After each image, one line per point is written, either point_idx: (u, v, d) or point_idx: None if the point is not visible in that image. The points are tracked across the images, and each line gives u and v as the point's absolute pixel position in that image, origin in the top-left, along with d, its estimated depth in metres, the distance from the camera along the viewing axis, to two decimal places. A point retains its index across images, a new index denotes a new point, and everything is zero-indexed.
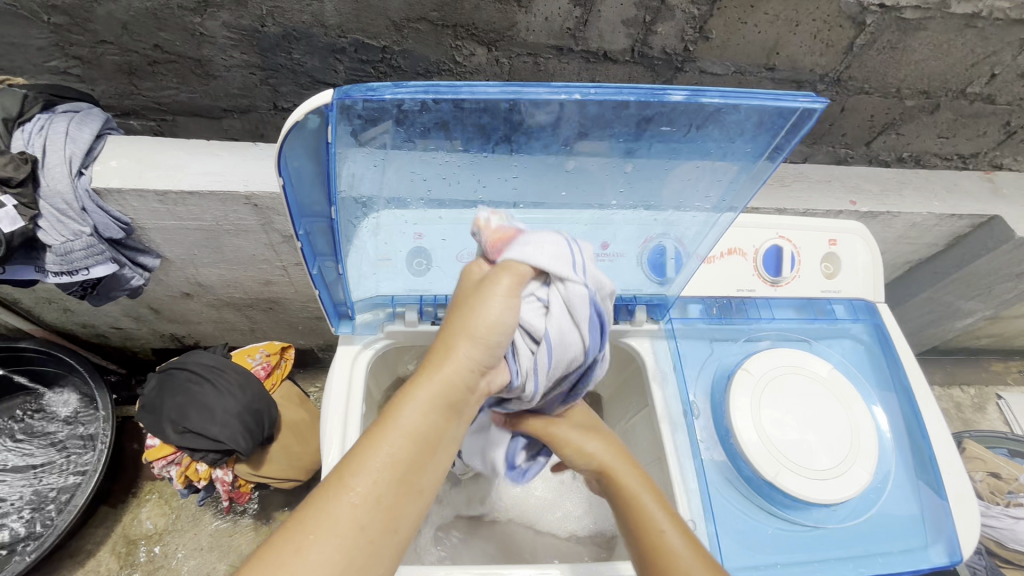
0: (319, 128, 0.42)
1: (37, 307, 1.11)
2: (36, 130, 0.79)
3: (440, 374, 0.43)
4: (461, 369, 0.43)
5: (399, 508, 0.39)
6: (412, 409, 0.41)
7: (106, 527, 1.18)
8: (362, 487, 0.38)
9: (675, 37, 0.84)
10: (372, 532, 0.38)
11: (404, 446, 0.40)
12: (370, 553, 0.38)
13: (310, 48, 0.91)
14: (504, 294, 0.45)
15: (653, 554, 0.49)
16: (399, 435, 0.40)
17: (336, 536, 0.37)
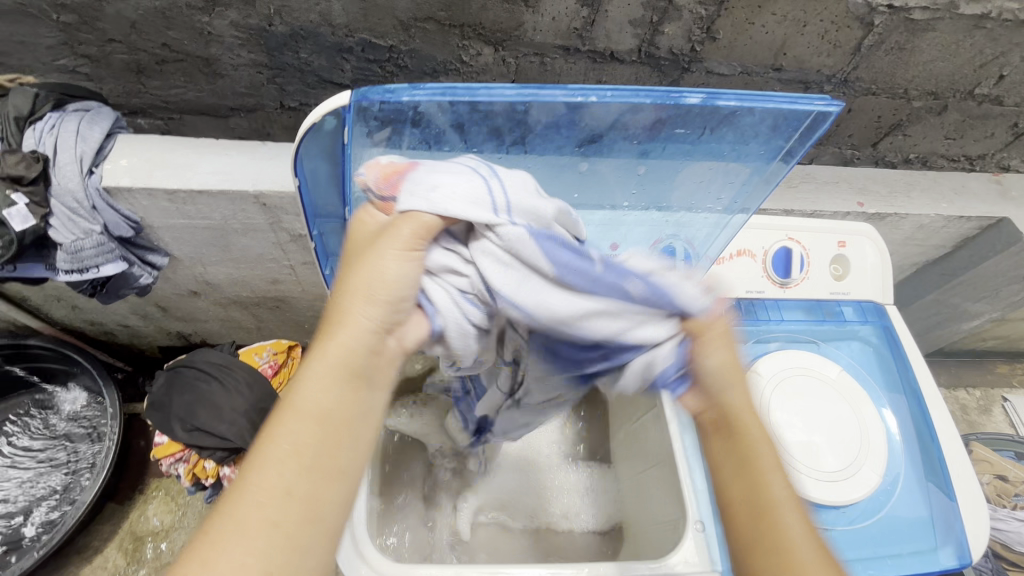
0: (336, 129, 0.43)
1: (45, 304, 1.11)
2: (47, 129, 0.80)
3: (332, 344, 0.39)
4: (352, 335, 0.39)
5: (314, 491, 0.36)
6: (309, 388, 0.38)
7: (113, 524, 1.19)
8: (269, 480, 0.36)
9: (683, 37, 0.84)
10: (289, 524, 0.35)
11: (308, 426, 0.37)
12: (293, 546, 0.35)
13: (317, 48, 0.91)
14: (401, 246, 0.39)
15: (761, 513, 0.42)
16: (300, 416, 0.37)
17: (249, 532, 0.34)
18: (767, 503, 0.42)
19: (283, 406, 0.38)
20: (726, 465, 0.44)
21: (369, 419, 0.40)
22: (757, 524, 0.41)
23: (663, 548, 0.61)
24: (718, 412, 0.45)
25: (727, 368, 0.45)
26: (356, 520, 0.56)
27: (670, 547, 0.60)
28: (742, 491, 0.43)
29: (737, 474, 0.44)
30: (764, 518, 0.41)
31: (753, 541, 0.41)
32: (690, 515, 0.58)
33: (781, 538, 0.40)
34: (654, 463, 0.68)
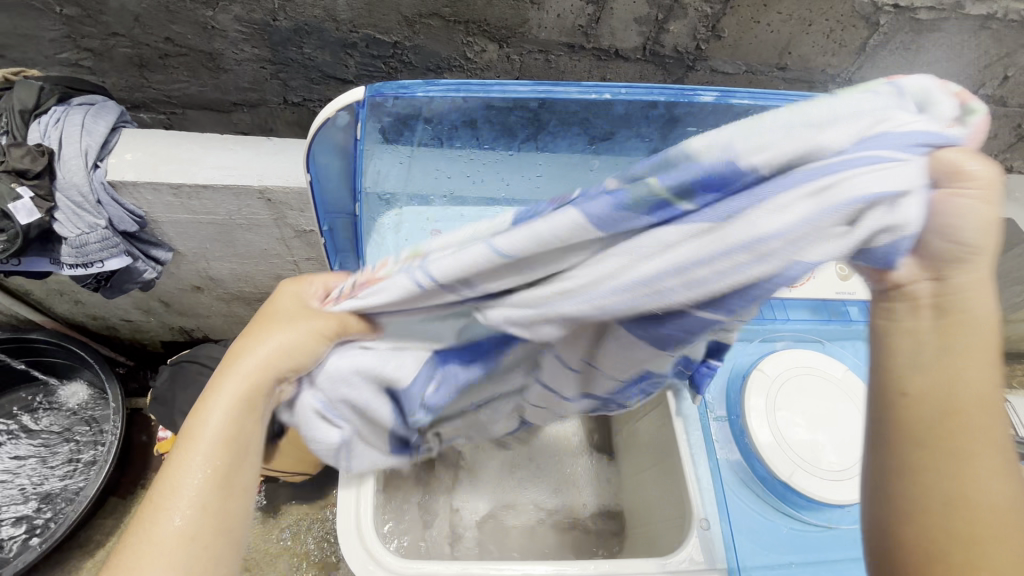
0: (349, 126, 0.43)
1: (47, 298, 1.11)
2: (53, 123, 0.80)
3: (230, 383, 0.40)
4: (244, 378, 0.40)
5: (224, 515, 0.39)
6: (208, 422, 0.40)
7: (116, 518, 1.19)
8: (173, 507, 0.38)
9: (688, 36, 0.84)
10: (201, 543, 0.38)
11: (214, 460, 0.39)
12: (207, 560, 0.38)
13: (322, 43, 0.90)
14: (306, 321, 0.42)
15: (952, 411, 0.31)
16: (202, 448, 0.39)
17: (165, 554, 0.37)
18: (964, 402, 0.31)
19: (186, 439, 0.40)
20: (930, 359, 0.31)
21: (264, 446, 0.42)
22: (933, 425, 0.31)
23: (667, 544, 0.62)
24: (939, 287, 0.30)
25: (977, 226, 0.28)
26: (363, 516, 0.57)
27: (674, 543, 0.60)
28: (935, 387, 0.31)
29: (930, 377, 0.31)
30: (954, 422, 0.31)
31: (938, 464, 0.31)
32: (695, 513, 0.59)
33: (968, 443, 0.31)
34: (649, 462, 0.70)
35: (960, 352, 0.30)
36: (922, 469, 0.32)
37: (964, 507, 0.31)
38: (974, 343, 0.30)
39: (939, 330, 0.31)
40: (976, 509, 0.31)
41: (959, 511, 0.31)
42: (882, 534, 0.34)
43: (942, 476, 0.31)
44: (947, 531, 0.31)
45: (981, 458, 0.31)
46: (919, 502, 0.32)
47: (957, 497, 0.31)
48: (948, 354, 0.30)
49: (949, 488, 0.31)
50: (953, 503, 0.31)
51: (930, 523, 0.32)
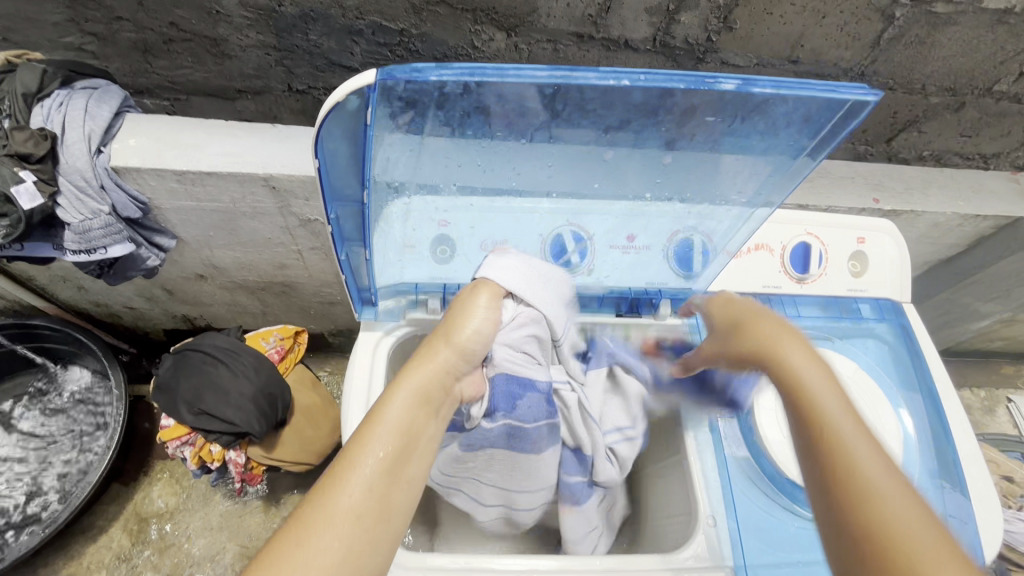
0: (358, 110, 0.41)
1: (51, 285, 1.11)
2: (56, 106, 0.78)
3: (415, 380, 0.47)
4: (435, 370, 0.48)
5: (390, 499, 0.42)
6: (392, 409, 0.45)
7: (118, 505, 1.19)
8: (353, 482, 0.41)
9: (699, 27, 0.83)
10: (368, 519, 0.41)
11: (391, 443, 0.44)
12: (371, 537, 0.41)
13: (327, 29, 0.89)
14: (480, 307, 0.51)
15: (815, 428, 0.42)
16: (385, 432, 0.44)
17: (337, 527, 0.39)
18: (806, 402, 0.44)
19: (371, 422, 0.44)
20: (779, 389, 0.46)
21: (429, 445, 0.47)
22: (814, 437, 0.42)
23: (672, 543, 0.62)
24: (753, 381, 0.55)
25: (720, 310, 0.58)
26: None
27: (680, 541, 0.60)
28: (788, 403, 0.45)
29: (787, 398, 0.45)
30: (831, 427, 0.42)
31: (818, 456, 0.41)
32: (701, 511, 0.59)
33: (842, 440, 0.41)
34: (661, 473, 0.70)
35: (777, 369, 0.47)
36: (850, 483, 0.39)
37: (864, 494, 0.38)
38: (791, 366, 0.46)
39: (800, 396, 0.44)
40: (864, 487, 0.39)
41: (862, 502, 0.38)
42: (846, 540, 0.38)
43: (822, 463, 0.41)
44: (873, 519, 0.37)
45: (842, 437, 0.41)
46: (835, 498, 0.39)
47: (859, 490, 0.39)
48: (783, 375, 0.46)
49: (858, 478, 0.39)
50: (864, 501, 0.38)
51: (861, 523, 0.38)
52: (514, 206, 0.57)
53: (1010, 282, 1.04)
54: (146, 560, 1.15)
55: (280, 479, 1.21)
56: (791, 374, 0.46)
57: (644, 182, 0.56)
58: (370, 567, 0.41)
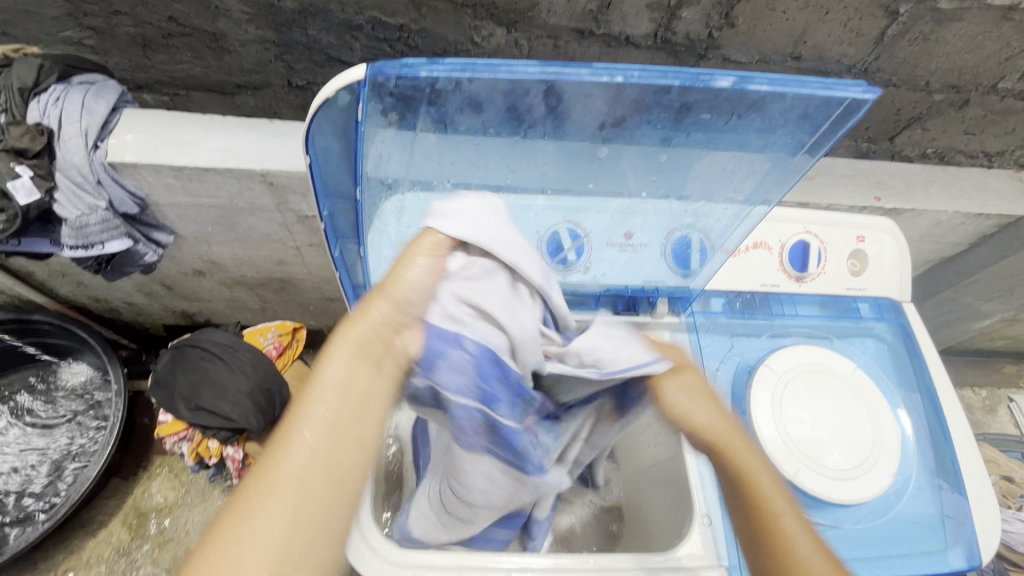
0: (349, 106, 0.41)
1: (50, 280, 1.11)
2: (52, 101, 0.78)
3: (354, 332, 0.42)
4: (373, 320, 0.43)
5: (338, 459, 0.37)
6: (332, 364, 0.40)
7: (117, 499, 1.20)
8: (293, 444, 0.36)
9: (700, 23, 0.82)
10: (312, 482, 0.36)
11: (332, 400, 0.38)
12: (318, 503, 0.35)
13: (327, 24, 0.88)
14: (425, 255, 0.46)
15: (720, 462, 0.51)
16: (322, 392, 0.39)
17: (277, 494, 0.35)
18: (715, 437, 0.52)
19: (309, 383, 0.39)
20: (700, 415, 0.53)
21: (383, 401, 0.41)
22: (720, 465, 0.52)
23: (665, 542, 0.62)
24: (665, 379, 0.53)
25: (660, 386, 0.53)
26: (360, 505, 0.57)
27: (674, 540, 0.60)
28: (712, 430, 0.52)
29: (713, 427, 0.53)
30: (734, 462, 0.51)
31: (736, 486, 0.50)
32: (696, 510, 0.58)
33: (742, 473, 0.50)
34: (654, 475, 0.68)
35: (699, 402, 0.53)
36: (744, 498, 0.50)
37: (757, 511, 0.49)
38: (698, 405, 0.53)
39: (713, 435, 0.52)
40: (765, 503, 0.49)
41: (757, 515, 0.49)
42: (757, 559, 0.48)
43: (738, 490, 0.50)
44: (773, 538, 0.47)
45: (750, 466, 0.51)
46: (756, 525, 0.49)
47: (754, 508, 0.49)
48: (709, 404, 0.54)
49: (749, 498, 0.49)
50: (755, 513, 0.49)
51: (753, 530, 0.49)
52: (509, 203, 0.56)
53: (1013, 281, 1.03)
54: (145, 554, 1.16)
55: None
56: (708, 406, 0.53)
57: (641, 179, 0.55)
58: (324, 536, 0.35)
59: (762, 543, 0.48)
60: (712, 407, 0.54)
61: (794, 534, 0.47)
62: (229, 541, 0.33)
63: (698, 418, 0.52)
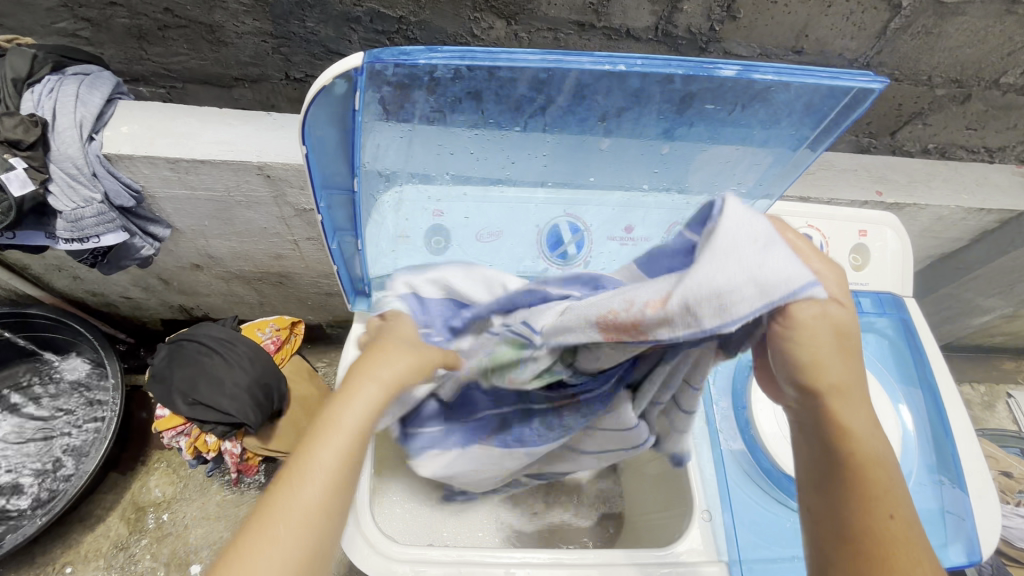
0: (346, 95, 0.40)
1: (46, 274, 1.10)
2: (46, 92, 0.77)
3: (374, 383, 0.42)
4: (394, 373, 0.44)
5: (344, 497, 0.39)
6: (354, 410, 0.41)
7: (115, 493, 1.19)
8: (311, 479, 0.38)
9: (702, 16, 0.81)
10: (321, 515, 0.37)
11: (349, 445, 0.39)
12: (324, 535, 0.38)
13: (325, 16, 0.87)
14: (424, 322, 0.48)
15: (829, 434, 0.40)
16: (344, 434, 0.40)
17: (291, 523, 0.36)
18: (838, 394, 0.39)
19: (327, 422, 0.40)
20: (833, 363, 0.38)
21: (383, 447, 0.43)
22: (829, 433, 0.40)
23: (666, 537, 0.61)
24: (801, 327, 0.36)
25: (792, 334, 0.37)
26: (358, 500, 0.57)
27: (675, 535, 0.60)
28: (841, 384, 0.39)
29: (841, 380, 0.39)
30: (856, 437, 0.39)
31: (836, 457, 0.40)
32: (697, 505, 0.58)
33: (853, 450, 0.39)
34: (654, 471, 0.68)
35: (839, 347, 0.38)
36: (841, 480, 0.40)
37: (865, 502, 0.39)
38: (833, 355, 0.38)
39: (833, 398, 0.39)
40: (875, 481, 0.39)
41: (860, 505, 0.39)
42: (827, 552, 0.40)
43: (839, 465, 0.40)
44: (879, 542, 0.38)
45: (860, 438, 0.39)
46: (854, 516, 0.39)
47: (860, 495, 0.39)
48: (846, 351, 0.39)
49: (857, 483, 0.39)
50: (862, 504, 0.39)
51: (845, 520, 0.39)
52: (509, 196, 0.56)
53: (1013, 276, 1.03)
54: (143, 549, 1.16)
55: (277, 469, 1.21)
56: (842, 353, 0.38)
57: (643, 173, 0.55)
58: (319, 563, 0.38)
59: (861, 536, 0.38)
60: (848, 365, 0.39)
61: (908, 534, 0.38)
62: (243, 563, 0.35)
63: (835, 368, 0.38)
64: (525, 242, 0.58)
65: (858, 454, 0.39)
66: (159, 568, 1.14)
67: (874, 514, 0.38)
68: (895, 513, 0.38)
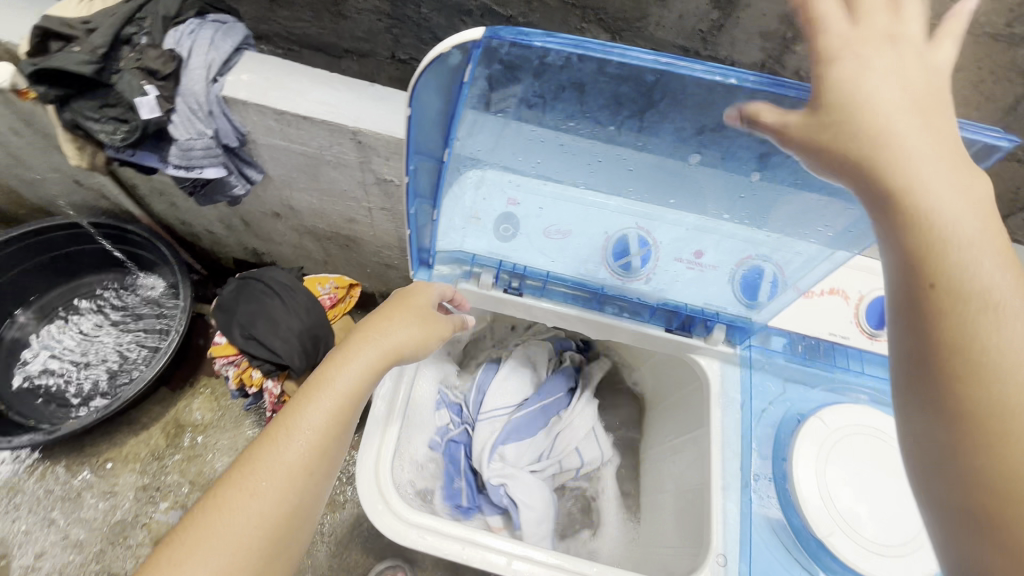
0: (459, 65, 0.42)
1: (148, 196, 1.21)
2: (187, 33, 0.86)
3: (371, 351, 0.59)
4: (388, 338, 0.60)
5: (325, 447, 0.55)
6: (343, 379, 0.56)
7: (162, 406, 1.29)
8: (298, 429, 0.54)
9: (814, 60, 0.78)
10: (308, 457, 0.54)
11: (333, 406, 0.55)
12: (304, 470, 0.53)
13: (439, 6, 0.91)
14: (404, 314, 0.62)
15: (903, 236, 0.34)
16: (331, 397, 0.56)
17: (274, 473, 0.52)
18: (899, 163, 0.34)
19: (322, 388, 0.56)
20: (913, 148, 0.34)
21: (351, 399, 0.57)
22: (839, 100, 0.35)
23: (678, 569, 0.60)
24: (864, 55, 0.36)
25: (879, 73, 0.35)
26: (383, 460, 0.61)
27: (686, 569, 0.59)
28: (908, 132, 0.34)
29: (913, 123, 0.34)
30: (856, 142, 0.35)
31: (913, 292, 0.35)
32: (713, 545, 0.57)
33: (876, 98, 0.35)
34: (672, 488, 0.70)
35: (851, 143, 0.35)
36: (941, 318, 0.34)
37: (935, 252, 0.33)
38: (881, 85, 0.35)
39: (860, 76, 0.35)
40: (949, 245, 0.34)
41: (929, 265, 0.34)
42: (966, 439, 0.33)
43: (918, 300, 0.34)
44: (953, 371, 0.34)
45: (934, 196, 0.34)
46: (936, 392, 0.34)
47: (925, 235, 0.34)
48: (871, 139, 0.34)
49: (940, 142, 0.35)
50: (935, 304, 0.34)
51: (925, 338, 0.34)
52: (587, 200, 0.57)
53: None
54: (175, 463, 1.24)
55: None
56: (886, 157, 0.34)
57: (723, 201, 0.53)
58: (300, 495, 0.53)
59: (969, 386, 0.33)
60: (865, 23, 0.35)
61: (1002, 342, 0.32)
62: (241, 487, 0.51)
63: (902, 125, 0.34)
64: (590, 245, 0.61)
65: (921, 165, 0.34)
66: (184, 485, 1.22)
67: (957, 248, 0.33)
68: (982, 260, 0.33)
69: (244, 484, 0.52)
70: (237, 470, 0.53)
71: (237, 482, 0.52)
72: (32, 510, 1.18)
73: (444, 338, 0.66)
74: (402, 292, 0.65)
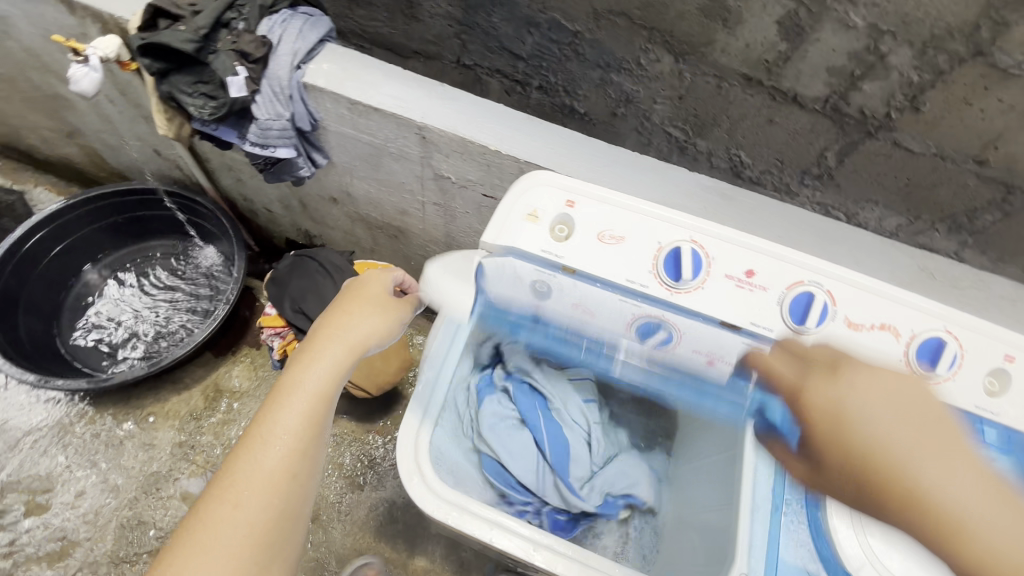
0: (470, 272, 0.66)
1: (218, 170, 1.29)
2: (279, 23, 0.93)
3: (335, 349, 0.64)
4: (350, 332, 0.65)
5: (304, 446, 0.59)
6: (310, 378, 0.61)
7: (205, 369, 1.35)
8: (273, 436, 0.58)
9: (881, 100, 0.77)
10: (290, 457, 0.58)
11: (305, 404, 0.60)
12: (287, 472, 0.58)
13: (509, 16, 0.95)
14: (363, 306, 0.68)
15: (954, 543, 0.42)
16: (300, 397, 0.60)
17: (254, 480, 0.56)
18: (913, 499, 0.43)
19: (292, 390, 0.60)
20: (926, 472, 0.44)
21: (320, 397, 0.61)
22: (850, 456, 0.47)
23: None
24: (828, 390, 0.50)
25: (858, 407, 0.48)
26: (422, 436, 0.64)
27: None
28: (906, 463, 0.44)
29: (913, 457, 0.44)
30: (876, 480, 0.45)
31: None
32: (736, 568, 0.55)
33: (866, 450, 0.46)
34: (699, 506, 0.68)
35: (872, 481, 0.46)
36: None
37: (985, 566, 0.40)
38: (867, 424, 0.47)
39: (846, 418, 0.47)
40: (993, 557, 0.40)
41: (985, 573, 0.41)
42: None
43: None
44: None
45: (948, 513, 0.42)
46: None
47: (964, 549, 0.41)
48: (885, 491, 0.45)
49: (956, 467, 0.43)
50: None
51: None
52: None
53: None
54: (211, 425, 1.30)
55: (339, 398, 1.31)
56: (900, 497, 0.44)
57: None
58: (286, 491, 0.57)
59: None
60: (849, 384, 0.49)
61: None
62: (225, 499, 0.56)
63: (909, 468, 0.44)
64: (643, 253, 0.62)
65: (967, 515, 0.41)
66: (217, 447, 1.28)
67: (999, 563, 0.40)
68: None
69: (228, 494, 0.56)
70: (217, 487, 0.57)
71: (221, 493, 0.56)
72: (78, 452, 1.25)
73: (408, 314, 0.72)
74: (352, 287, 0.71)
